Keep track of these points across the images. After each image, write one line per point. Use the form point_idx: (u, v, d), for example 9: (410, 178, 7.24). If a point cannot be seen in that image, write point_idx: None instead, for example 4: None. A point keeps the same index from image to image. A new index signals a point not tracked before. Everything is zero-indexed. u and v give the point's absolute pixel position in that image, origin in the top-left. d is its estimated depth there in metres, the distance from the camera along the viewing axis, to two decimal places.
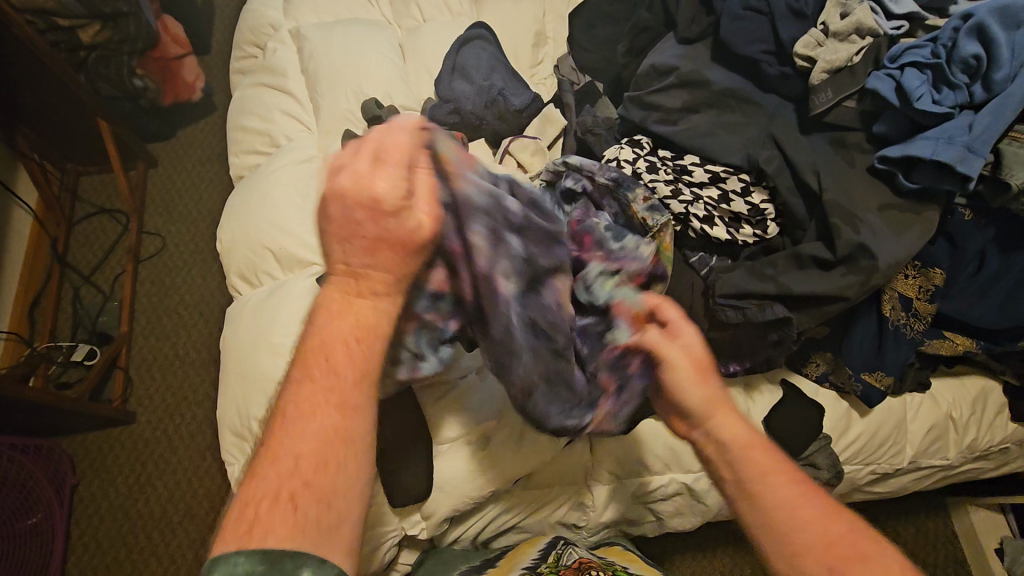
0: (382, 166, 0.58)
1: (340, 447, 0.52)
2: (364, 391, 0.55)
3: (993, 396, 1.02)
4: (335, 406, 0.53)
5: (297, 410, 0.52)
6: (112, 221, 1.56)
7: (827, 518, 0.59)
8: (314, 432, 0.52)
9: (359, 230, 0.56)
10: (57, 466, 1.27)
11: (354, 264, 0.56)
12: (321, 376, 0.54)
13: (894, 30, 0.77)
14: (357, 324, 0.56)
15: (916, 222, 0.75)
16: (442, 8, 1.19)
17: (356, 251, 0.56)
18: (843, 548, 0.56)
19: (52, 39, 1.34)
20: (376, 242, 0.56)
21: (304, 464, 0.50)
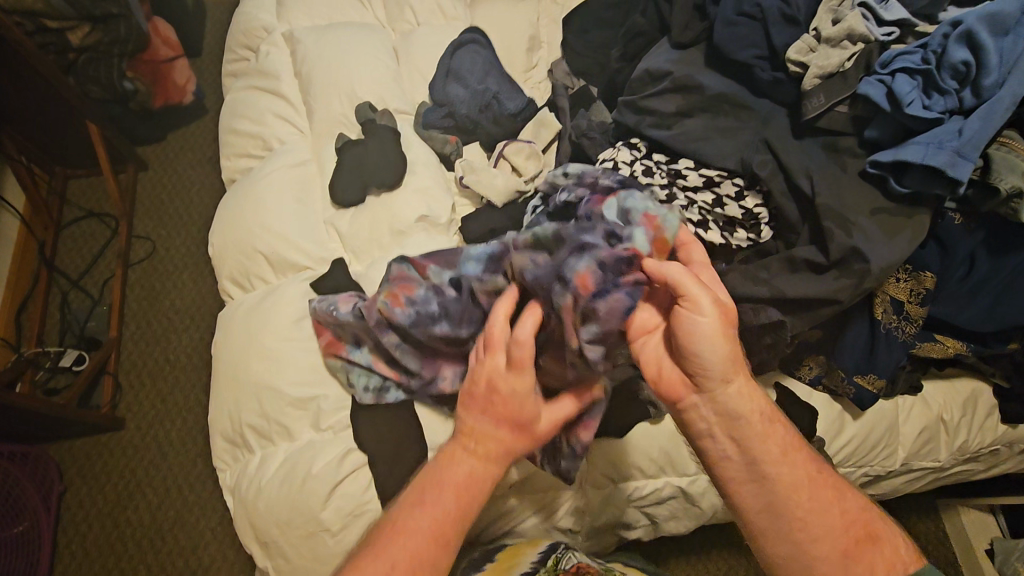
0: (516, 368, 0.65)
1: (434, 550, 0.62)
2: (457, 528, 0.64)
3: (983, 397, 1.03)
4: (434, 525, 0.63)
5: (400, 532, 0.62)
6: (101, 225, 1.54)
7: (838, 499, 0.65)
8: (414, 544, 0.61)
9: (495, 401, 0.66)
10: (44, 473, 1.25)
11: (475, 432, 0.67)
12: (429, 498, 0.64)
13: (885, 36, 0.78)
14: (463, 473, 0.66)
15: (907, 226, 0.75)
16: (436, 12, 1.19)
17: (478, 420, 0.67)
18: (856, 531, 0.63)
19: (41, 40, 1.33)
20: (500, 421, 0.66)
21: (393, 573, 0.60)
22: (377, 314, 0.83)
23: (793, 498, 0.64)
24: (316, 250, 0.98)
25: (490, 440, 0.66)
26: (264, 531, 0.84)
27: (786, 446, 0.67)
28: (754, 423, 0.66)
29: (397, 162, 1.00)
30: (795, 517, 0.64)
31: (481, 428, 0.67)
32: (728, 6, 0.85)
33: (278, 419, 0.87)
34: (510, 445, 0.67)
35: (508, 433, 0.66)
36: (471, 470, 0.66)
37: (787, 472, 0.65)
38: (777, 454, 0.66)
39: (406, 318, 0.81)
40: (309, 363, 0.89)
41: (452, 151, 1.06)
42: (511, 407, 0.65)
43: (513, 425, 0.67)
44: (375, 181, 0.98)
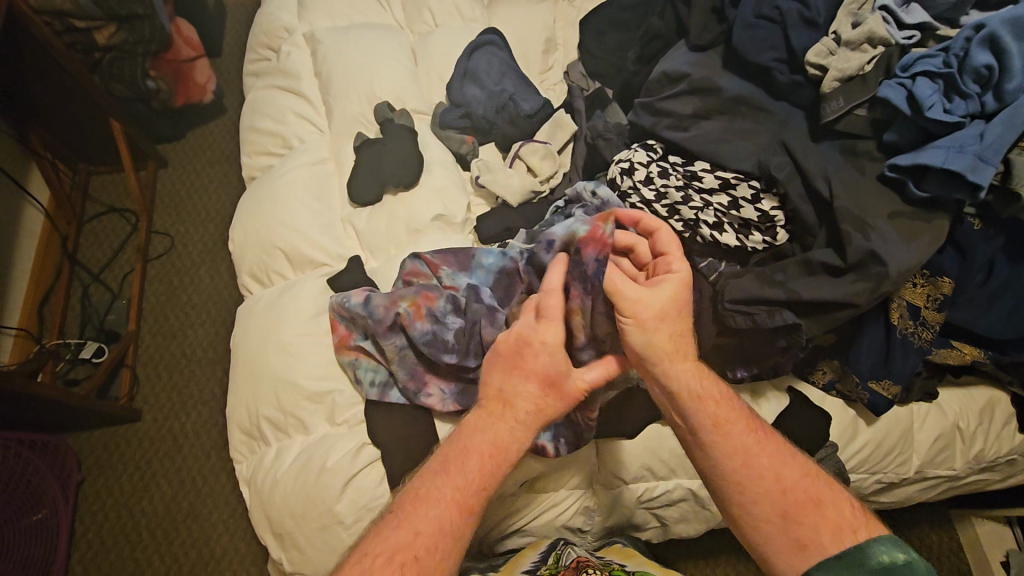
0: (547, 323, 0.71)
1: (446, 547, 0.64)
2: (482, 499, 0.67)
3: (1000, 406, 1.02)
4: (457, 482, 0.66)
5: (429, 500, 0.65)
6: (121, 221, 1.57)
7: (776, 464, 0.69)
8: (439, 513, 0.65)
9: (523, 357, 0.70)
10: (63, 463, 1.28)
11: (505, 393, 0.70)
12: (455, 466, 0.67)
13: (905, 39, 0.77)
14: (491, 441, 0.68)
15: (926, 231, 0.75)
16: (454, 13, 1.20)
17: (506, 380, 0.70)
18: (796, 496, 0.67)
19: (68, 39, 1.36)
20: (529, 377, 0.69)
21: (420, 544, 0.63)
22: (394, 317, 0.85)
23: (732, 468, 0.68)
24: (333, 247, 0.99)
25: (522, 401, 0.69)
26: (280, 522, 0.85)
27: (719, 418, 0.70)
28: (685, 402, 0.70)
29: (416, 161, 1.02)
30: (734, 485, 0.68)
31: (512, 387, 0.70)
32: (746, 9, 0.85)
33: (294, 413, 0.88)
34: (543, 404, 0.69)
35: (535, 388, 0.69)
36: (495, 440, 0.68)
37: (723, 444, 0.69)
38: (727, 422, 0.70)
39: (422, 334, 0.83)
40: (326, 358, 0.90)
41: (468, 151, 1.07)
42: (538, 367, 0.69)
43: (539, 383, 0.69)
44: (391, 179, 1.00)
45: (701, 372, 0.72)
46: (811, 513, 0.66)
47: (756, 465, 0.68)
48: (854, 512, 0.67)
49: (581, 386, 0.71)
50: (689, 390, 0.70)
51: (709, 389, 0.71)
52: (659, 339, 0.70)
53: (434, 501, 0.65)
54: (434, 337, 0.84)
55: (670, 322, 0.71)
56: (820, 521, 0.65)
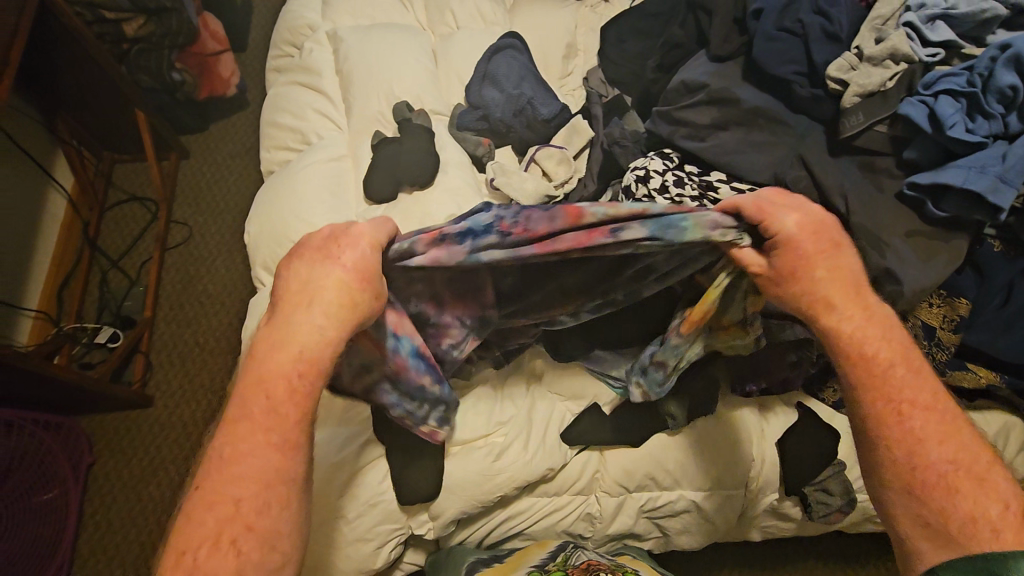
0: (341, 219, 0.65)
1: (278, 488, 0.54)
2: (304, 427, 0.57)
3: (1015, 432, 1.00)
4: (273, 419, 0.55)
5: (252, 447, 0.55)
6: (142, 209, 1.60)
7: (923, 429, 0.60)
8: (264, 462, 0.54)
9: (312, 249, 0.62)
10: (75, 445, 1.30)
11: (303, 284, 0.60)
12: (258, 400, 0.56)
13: (929, 57, 0.76)
14: (303, 350, 0.58)
15: (944, 251, 0.74)
16: (476, 16, 1.21)
17: (308, 269, 0.61)
18: (934, 477, 0.58)
19: (98, 30, 1.39)
20: (308, 259, 0.61)
21: (246, 505, 0.53)
22: None
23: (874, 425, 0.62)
24: None
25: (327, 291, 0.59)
26: None
27: (885, 381, 0.61)
28: (839, 357, 0.63)
29: (431, 160, 1.03)
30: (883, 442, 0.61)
31: (319, 274, 0.60)
32: (769, 20, 0.84)
33: None
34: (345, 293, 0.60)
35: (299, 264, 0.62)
36: (283, 352, 0.58)
37: (872, 403, 0.61)
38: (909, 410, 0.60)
39: None
40: None
41: (485, 153, 1.07)
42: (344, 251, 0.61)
43: (339, 268, 0.60)
44: (407, 179, 1.01)
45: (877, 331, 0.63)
46: (963, 517, 0.56)
47: (921, 458, 0.59)
48: (1003, 513, 0.56)
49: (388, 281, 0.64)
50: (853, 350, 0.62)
51: (874, 348, 0.62)
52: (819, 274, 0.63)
53: (252, 446, 0.55)
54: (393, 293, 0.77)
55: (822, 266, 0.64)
56: (949, 509, 0.57)
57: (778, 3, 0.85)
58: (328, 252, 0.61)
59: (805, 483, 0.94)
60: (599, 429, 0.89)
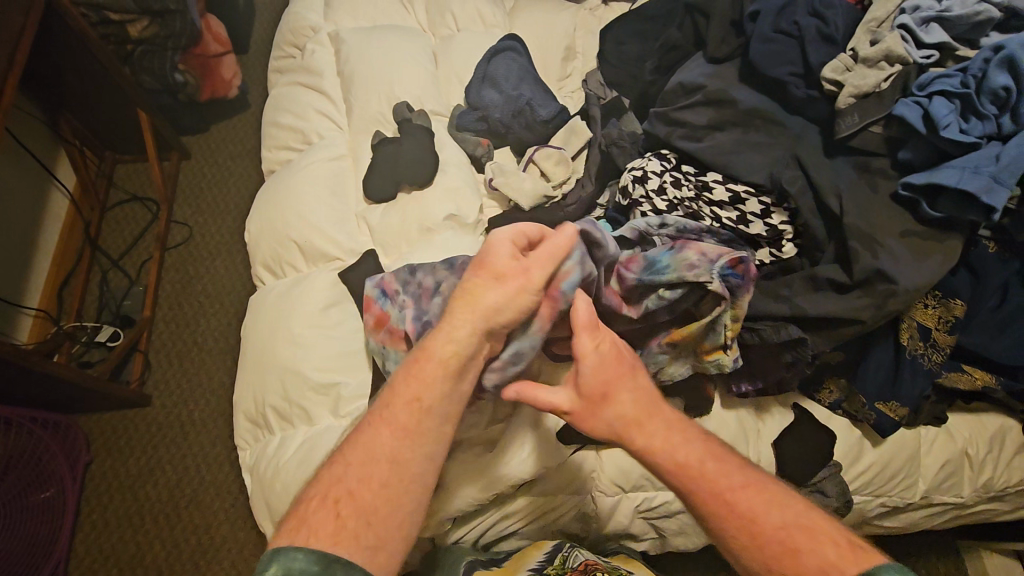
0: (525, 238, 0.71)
1: (390, 469, 0.61)
2: (416, 415, 0.63)
3: (1011, 435, 1.00)
4: (410, 410, 0.63)
5: (371, 428, 0.63)
6: (143, 209, 1.60)
7: (738, 507, 0.63)
8: (380, 440, 0.62)
9: (485, 259, 0.69)
10: (73, 443, 1.31)
11: (465, 289, 0.68)
12: (389, 391, 0.65)
13: (923, 59, 0.77)
14: (445, 346, 0.66)
15: (938, 251, 0.74)
16: (476, 18, 1.22)
17: (471, 275, 0.69)
18: (772, 548, 0.60)
19: (103, 31, 1.41)
20: (481, 274, 0.68)
21: (352, 480, 0.60)
22: (418, 290, 0.84)
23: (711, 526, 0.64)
24: (346, 241, 1.01)
25: (479, 295, 0.67)
26: (280, 511, 0.86)
27: (693, 485, 0.65)
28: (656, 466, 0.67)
29: (430, 160, 1.03)
30: (728, 538, 0.63)
31: (472, 284, 0.68)
32: (765, 22, 0.85)
33: (300, 404, 0.89)
34: (497, 299, 0.67)
35: (478, 276, 0.68)
36: (429, 347, 0.66)
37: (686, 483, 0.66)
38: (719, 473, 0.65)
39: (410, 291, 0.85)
40: (334, 351, 0.91)
41: (483, 154, 1.08)
42: (496, 258, 0.68)
43: (487, 278, 0.68)
44: (407, 179, 1.01)
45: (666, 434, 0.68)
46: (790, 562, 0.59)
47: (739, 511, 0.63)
48: (842, 551, 0.58)
49: (527, 276, 0.68)
50: (667, 465, 0.66)
51: (681, 455, 0.67)
52: (586, 373, 0.68)
53: (377, 429, 0.63)
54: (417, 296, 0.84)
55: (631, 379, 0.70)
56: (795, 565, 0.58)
57: (774, 6, 0.86)
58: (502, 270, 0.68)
59: (802, 482, 0.93)
60: None
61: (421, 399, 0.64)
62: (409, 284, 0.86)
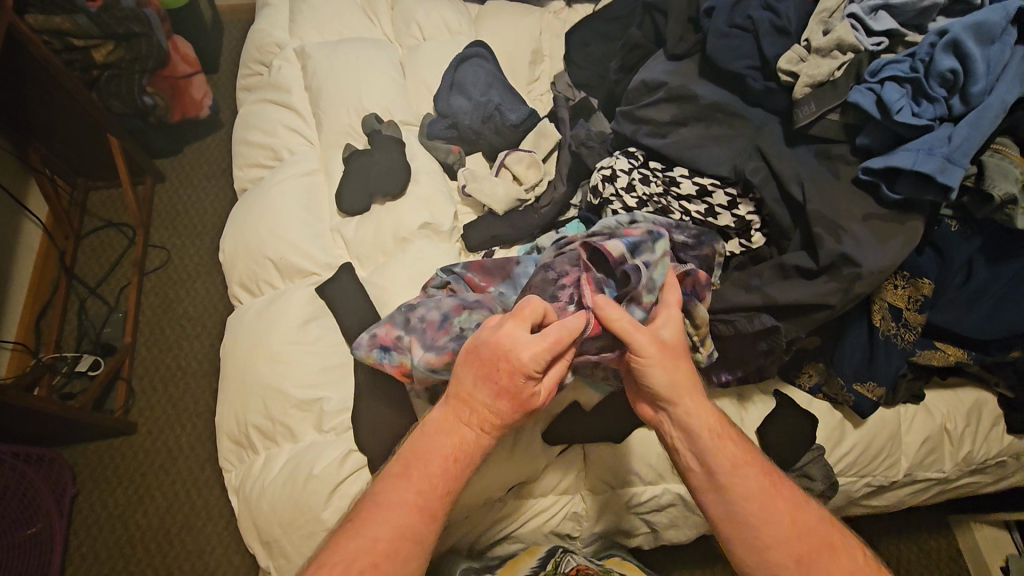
0: (544, 343, 0.65)
1: (412, 546, 0.64)
2: (443, 502, 0.66)
3: (988, 407, 1.02)
4: (425, 488, 0.66)
5: (386, 506, 0.65)
6: (119, 234, 1.59)
7: (772, 493, 0.68)
8: (406, 518, 0.64)
9: (501, 375, 0.66)
10: (58, 476, 1.28)
11: (475, 402, 0.68)
12: (418, 471, 0.66)
13: (875, 46, 0.79)
14: (455, 445, 0.68)
15: (900, 232, 0.76)
16: (441, 27, 1.23)
17: (478, 386, 0.67)
18: (810, 541, 0.66)
19: (67, 58, 1.39)
20: (499, 393, 0.66)
21: (380, 547, 0.62)
22: (421, 322, 0.81)
23: (749, 508, 0.67)
24: (322, 256, 1.01)
25: (486, 411, 0.67)
26: (267, 531, 0.85)
27: (733, 457, 0.69)
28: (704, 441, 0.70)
29: (403, 170, 1.03)
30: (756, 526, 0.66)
31: (480, 395, 0.67)
32: (720, 18, 0.87)
33: (283, 421, 0.89)
34: (506, 418, 0.68)
35: (483, 393, 0.67)
36: (440, 445, 0.68)
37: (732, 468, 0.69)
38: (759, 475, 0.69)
39: (417, 323, 0.81)
40: (316, 367, 0.90)
41: (454, 161, 1.08)
42: (517, 387, 0.66)
43: (506, 399, 0.67)
44: (379, 190, 1.01)
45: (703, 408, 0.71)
46: (827, 556, 0.65)
47: (778, 506, 0.67)
48: (868, 561, 0.66)
49: (547, 395, 0.69)
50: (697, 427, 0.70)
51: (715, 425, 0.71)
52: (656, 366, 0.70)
53: (402, 502, 0.65)
54: (426, 333, 0.80)
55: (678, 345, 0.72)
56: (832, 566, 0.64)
57: (728, 1, 0.87)
58: (521, 392, 0.66)
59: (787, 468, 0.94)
60: (577, 426, 0.89)
61: (446, 479, 0.67)
62: (413, 322, 0.81)
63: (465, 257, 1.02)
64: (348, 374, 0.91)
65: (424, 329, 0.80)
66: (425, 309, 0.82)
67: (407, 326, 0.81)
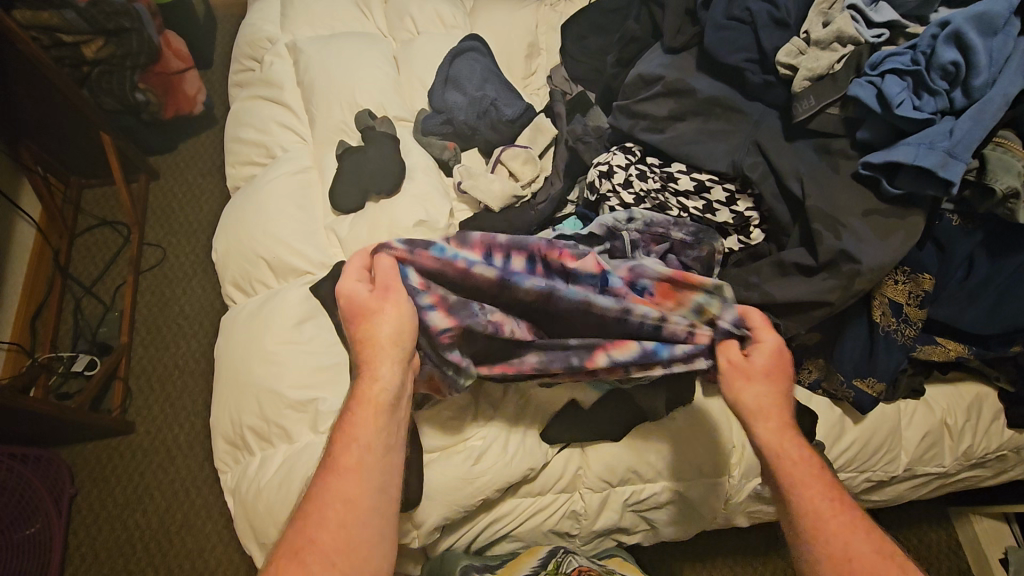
0: (347, 275, 0.71)
1: (352, 508, 0.59)
2: (376, 455, 0.62)
3: (988, 401, 1.01)
4: (349, 448, 0.62)
5: (326, 480, 0.61)
6: (113, 233, 1.57)
7: (824, 516, 0.63)
8: (343, 485, 0.60)
9: (345, 314, 0.69)
10: (55, 477, 1.28)
11: (358, 348, 0.68)
12: (343, 437, 0.63)
13: (875, 37, 0.78)
14: (367, 396, 0.65)
15: (901, 228, 0.75)
16: (435, 20, 1.21)
17: (349, 337, 0.68)
18: (857, 566, 0.59)
19: (56, 54, 1.37)
20: (362, 325, 0.67)
21: (320, 523, 0.58)
22: None
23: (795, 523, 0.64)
24: (317, 255, 1.00)
25: (372, 344, 0.67)
26: (264, 532, 0.85)
27: (794, 477, 0.66)
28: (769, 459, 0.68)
29: (397, 168, 1.02)
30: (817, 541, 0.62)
31: (369, 344, 0.67)
32: (718, 10, 0.85)
33: (278, 422, 0.88)
34: (387, 339, 0.67)
35: (353, 337, 0.68)
36: (358, 402, 0.65)
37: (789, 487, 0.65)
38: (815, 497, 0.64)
39: None
40: (311, 368, 0.90)
41: (451, 157, 1.07)
42: (365, 309, 0.68)
43: (375, 324, 0.67)
44: (374, 187, 1.00)
45: (783, 431, 0.68)
46: None
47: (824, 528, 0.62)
48: None
49: (395, 299, 0.69)
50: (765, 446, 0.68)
51: (790, 447, 0.67)
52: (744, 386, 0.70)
53: (334, 472, 0.61)
54: None
55: (763, 369, 0.70)
56: None
57: None
58: (376, 316, 0.68)
59: None
60: (574, 428, 0.88)
61: (377, 429, 0.63)
62: None
63: None
64: (344, 375, 0.90)
65: None
66: None
67: None
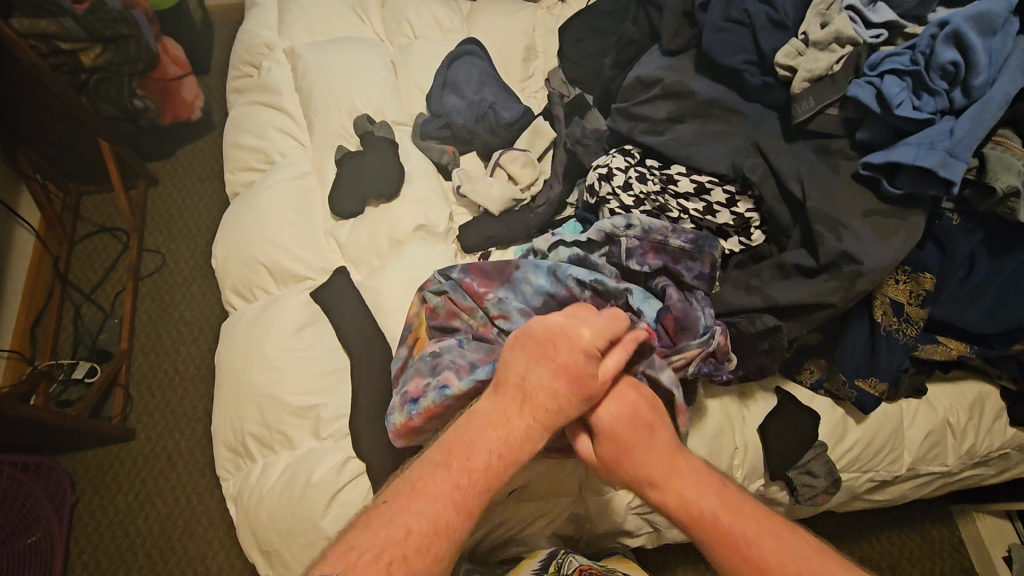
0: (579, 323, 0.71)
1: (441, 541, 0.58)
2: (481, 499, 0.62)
3: (990, 400, 1.01)
4: (461, 476, 0.62)
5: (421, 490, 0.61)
6: (112, 239, 1.57)
7: None
8: (437, 506, 0.60)
9: (538, 345, 0.69)
10: (57, 485, 1.27)
11: (523, 383, 0.67)
12: (462, 456, 0.63)
13: (874, 38, 0.77)
14: (502, 434, 0.65)
15: (901, 228, 0.75)
16: (432, 24, 1.21)
17: (529, 366, 0.68)
18: None
19: (55, 61, 1.37)
20: (551, 365, 0.67)
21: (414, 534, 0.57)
22: (431, 364, 0.79)
23: None
24: (317, 260, 0.99)
25: (537, 388, 0.67)
26: (267, 539, 0.84)
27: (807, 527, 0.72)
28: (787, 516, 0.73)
29: (396, 173, 1.02)
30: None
31: (528, 375, 0.67)
32: (716, 12, 0.85)
33: (280, 429, 0.88)
34: (555, 390, 0.67)
35: (538, 372, 0.67)
36: (501, 433, 0.65)
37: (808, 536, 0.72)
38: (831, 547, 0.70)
39: (429, 365, 0.79)
40: (311, 374, 0.89)
41: (449, 161, 1.06)
42: (559, 351, 0.68)
43: (546, 367, 0.67)
44: (373, 192, 1.00)
45: None
46: None
47: None
48: None
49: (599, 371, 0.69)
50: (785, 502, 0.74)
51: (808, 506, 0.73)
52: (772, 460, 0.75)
53: (435, 487, 0.61)
54: (443, 368, 0.77)
55: None
56: None
57: None
58: (575, 373, 0.68)
59: (790, 466, 0.93)
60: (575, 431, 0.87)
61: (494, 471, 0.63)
62: (427, 367, 0.79)
63: (461, 259, 1.00)
64: (346, 380, 0.89)
65: (438, 368, 0.77)
66: (438, 348, 0.80)
67: (423, 372, 0.78)
